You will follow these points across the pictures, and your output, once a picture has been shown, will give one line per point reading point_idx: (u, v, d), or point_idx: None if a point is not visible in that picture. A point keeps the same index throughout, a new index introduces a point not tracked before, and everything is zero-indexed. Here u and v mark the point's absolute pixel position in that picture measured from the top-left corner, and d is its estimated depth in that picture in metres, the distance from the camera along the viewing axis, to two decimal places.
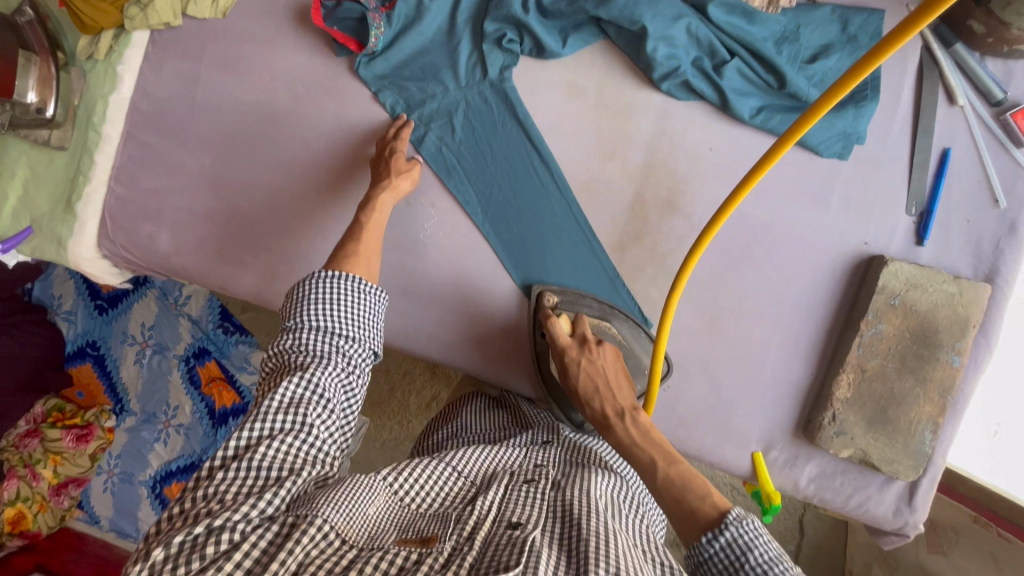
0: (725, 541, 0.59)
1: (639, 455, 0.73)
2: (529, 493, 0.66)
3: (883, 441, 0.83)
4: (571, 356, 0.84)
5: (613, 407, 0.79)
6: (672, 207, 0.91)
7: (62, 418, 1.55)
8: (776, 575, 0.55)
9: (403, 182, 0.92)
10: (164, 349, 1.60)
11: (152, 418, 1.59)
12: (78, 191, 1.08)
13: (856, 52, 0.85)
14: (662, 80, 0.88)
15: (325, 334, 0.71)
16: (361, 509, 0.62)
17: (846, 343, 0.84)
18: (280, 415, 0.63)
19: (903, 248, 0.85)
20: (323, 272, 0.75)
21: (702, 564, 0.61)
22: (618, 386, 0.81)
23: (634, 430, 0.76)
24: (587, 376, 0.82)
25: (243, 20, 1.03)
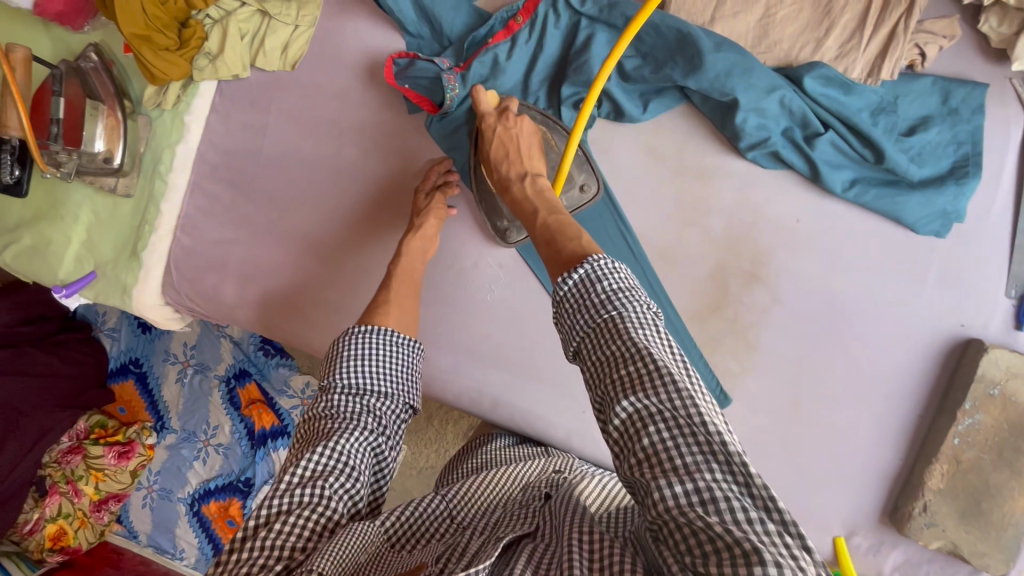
0: (577, 278, 0.57)
1: (526, 206, 0.79)
2: (525, 509, 0.64)
3: (976, 534, 0.80)
4: (489, 122, 0.87)
5: (517, 171, 0.84)
6: (754, 277, 0.88)
7: (104, 434, 1.56)
8: (619, 300, 0.54)
9: (428, 225, 0.93)
10: (205, 368, 1.61)
11: (192, 436, 1.59)
12: (144, 240, 1.09)
13: (957, 125, 0.81)
14: (748, 149, 0.85)
15: (355, 395, 0.74)
16: (353, 555, 0.60)
17: (939, 430, 0.81)
18: (300, 489, 0.63)
19: (1001, 331, 0.81)
20: (358, 329, 0.78)
21: (561, 306, 0.58)
22: (527, 154, 0.85)
23: (530, 188, 0.80)
24: (499, 140, 0.86)
25: (312, 73, 1.02)
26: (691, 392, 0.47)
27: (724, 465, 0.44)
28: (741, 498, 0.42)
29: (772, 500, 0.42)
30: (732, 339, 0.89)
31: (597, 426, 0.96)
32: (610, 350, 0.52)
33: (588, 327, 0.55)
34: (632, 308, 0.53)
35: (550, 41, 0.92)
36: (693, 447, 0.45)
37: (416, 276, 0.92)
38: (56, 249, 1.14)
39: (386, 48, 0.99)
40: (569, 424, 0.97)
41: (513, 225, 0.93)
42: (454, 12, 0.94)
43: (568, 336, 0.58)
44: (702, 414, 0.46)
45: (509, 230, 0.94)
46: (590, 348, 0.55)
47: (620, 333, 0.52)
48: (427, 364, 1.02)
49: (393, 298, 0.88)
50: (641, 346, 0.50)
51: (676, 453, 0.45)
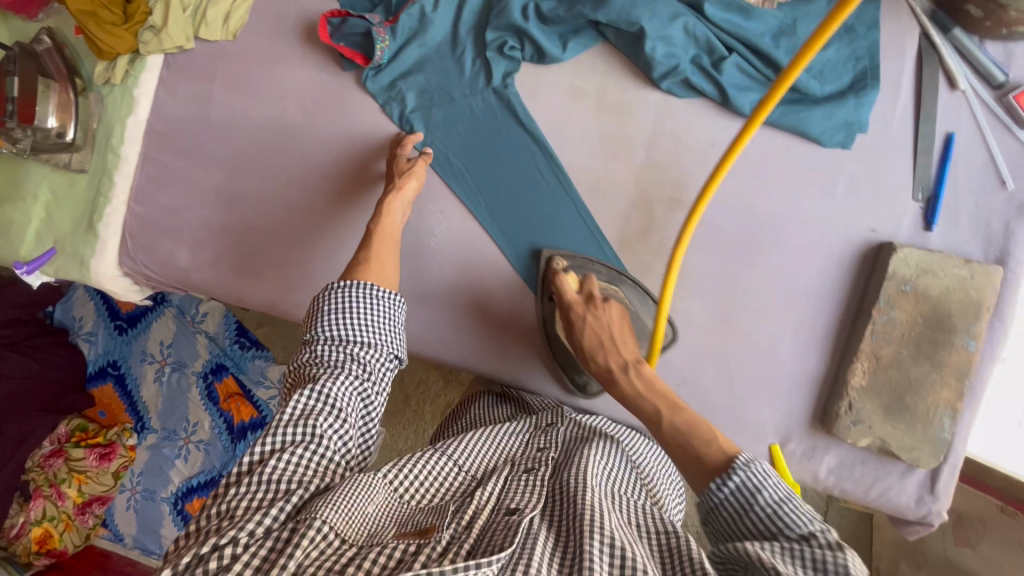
0: (733, 486, 0.57)
1: (645, 407, 0.74)
2: (529, 479, 0.68)
3: (902, 429, 0.83)
4: (578, 312, 0.84)
5: (617, 361, 0.80)
6: (676, 202, 0.92)
7: (86, 437, 1.58)
8: (784, 515, 0.53)
9: (410, 182, 0.92)
10: (182, 366, 1.63)
11: (172, 434, 1.61)
12: (100, 212, 1.12)
13: (853, 43, 0.86)
14: (662, 79, 0.90)
15: (337, 344, 0.72)
16: (360, 507, 0.60)
17: (859, 330, 0.84)
18: (291, 428, 0.63)
19: (912, 233, 0.85)
20: (340, 283, 0.76)
21: (714, 510, 0.59)
22: (622, 342, 0.82)
23: (639, 382, 0.77)
24: (593, 332, 0.83)
25: (254, 40, 1.07)
26: (851, 556, 0.48)
27: None
28: None
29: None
30: (663, 262, 0.92)
31: (541, 358, 1.00)
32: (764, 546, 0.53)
33: (748, 529, 0.55)
34: (802, 522, 0.52)
35: None
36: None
37: (396, 231, 0.89)
38: (17, 228, 1.17)
39: (322, 11, 1.04)
40: (515, 359, 1.00)
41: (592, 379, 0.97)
42: None
43: (711, 525, 0.60)
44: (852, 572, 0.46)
45: (588, 384, 0.98)
46: (738, 518, 0.56)
47: (785, 538, 0.52)
48: None
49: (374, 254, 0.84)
50: (812, 534, 0.51)
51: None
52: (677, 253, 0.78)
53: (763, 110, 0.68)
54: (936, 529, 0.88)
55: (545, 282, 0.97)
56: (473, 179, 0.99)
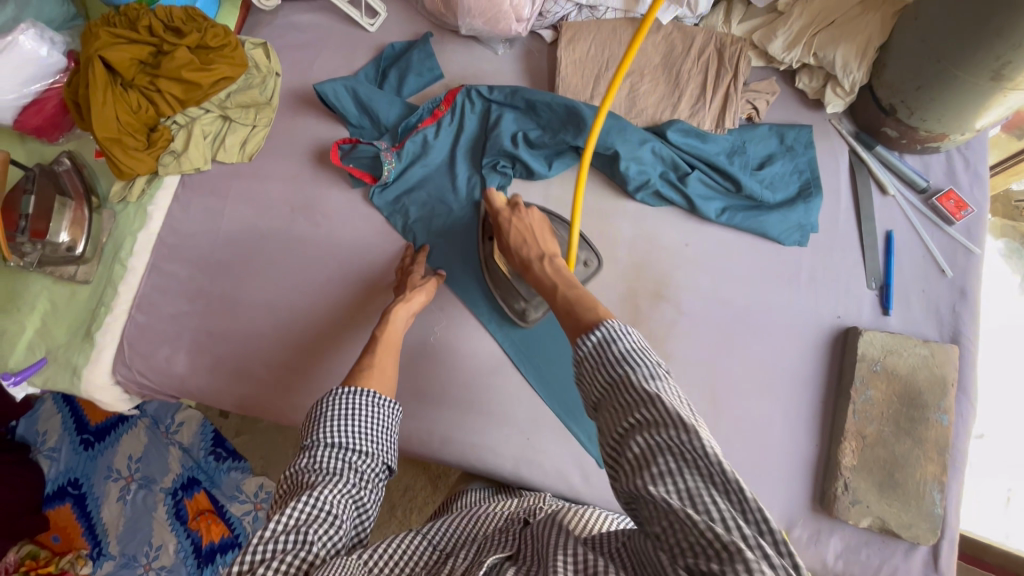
0: (595, 340, 0.58)
1: (546, 282, 0.81)
2: (506, 541, 0.64)
3: (898, 506, 0.85)
4: (504, 216, 0.93)
5: (536, 252, 0.88)
6: (660, 295, 1.00)
7: (35, 566, 1.45)
8: (638, 360, 0.54)
9: (417, 296, 0.98)
10: (150, 483, 1.53)
11: (131, 561, 1.47)
12: (99, 321, 1.14)
13: (796, 159, 1.01)
14: (637, 190, 1.02)
15: (337, 451, 0.71)
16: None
17: (842, 410, 0.90)
18: (284, 536, 0.61)
19: (873, 318, 0.94)
20: (341, 389, 0.76)
21: (581, 369, 0.59)
22: (542, 239, 0.91)
23: (549, 269, 0.84)
24: (517, 229, 0.92)
25: (267, 163, 1.18)
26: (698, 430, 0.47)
27: (725, 493, 0.45)
28: (738, 521, 0.43)
29: (765, 522, 0.43)
30: (652, 353, 0.98)
31: (542, 451, 1.00)
32: (619, 395, 0.53)
33: (606, 383, 0.55)
34: (649, 371, 0.53)
35: (468, 122, 1.11)
36: (698, 479, 0.46)
37: (398, 341, 0.92)
38: (8, 339, 1.16)
39: (332, 138, 1.17)
40: (516, 453, 1.00)
41: (530, 303, 1.01)
42: (389, 106, 1.13)
43: (585, 390, 0.58)
44: (709, 450, 0.46)
45: (526, 309, 1.02)
46: (608, 402, 0.55)
47: (633, 389, 0.52)
48: None
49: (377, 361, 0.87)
50: (653, 392, 0.51)
51: (681, 485, 0.46)
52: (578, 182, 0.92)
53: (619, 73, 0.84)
54: None
55: (485, 225, 1.05)
56: (471, 279, 1.06)
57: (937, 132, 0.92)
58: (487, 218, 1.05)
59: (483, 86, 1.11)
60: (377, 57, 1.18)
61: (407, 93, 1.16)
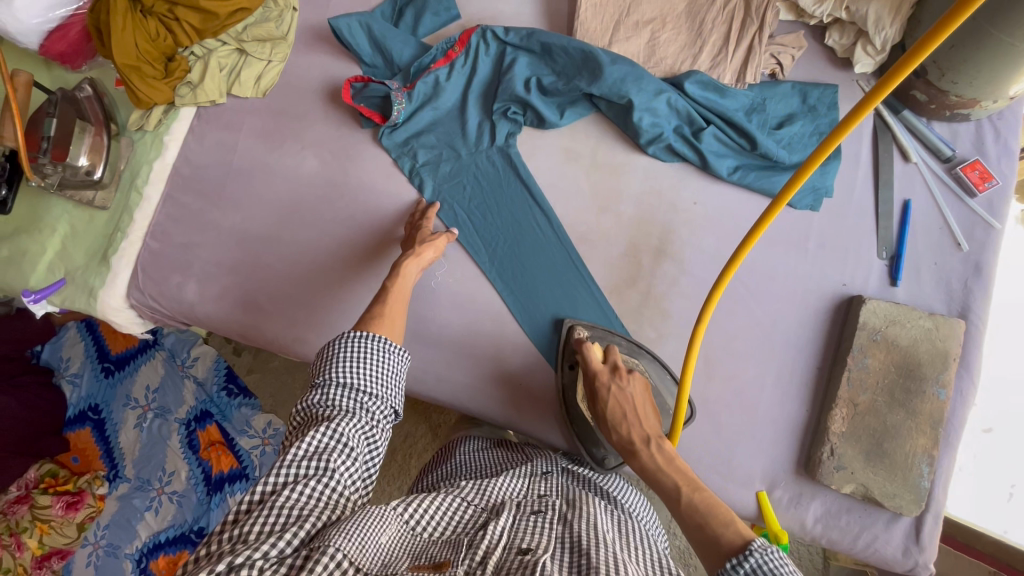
0: (752, 574, 0.55)
1: (663, 480, 0.71)
2: (538, 523, 0.69)
3: (883, 475, 0.85)
4: (602, 381, 0.84)
5: (639, 433, 0.77)
6: (663, 253, 0.99)
7: (55, 483, 1.53)
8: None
9: (427, 250, 0.98)
10: (165, 413, 1.60)
11: (145, 484, 1.55)
12: (115, 245, 1.17)
13: (817, 119, 0.97)
14: (648, 144, 1.00)
15: (348, 390, 0.73)
16: (374, 537, 0.63)
17: (836, 378, 0.89)
18: (305, 462, 0.66)
19: (880, 288, 0.92)
20: (352, 332, 0.78)
21: None
22: (644, 415, 0.80)
23: (660, 457, 0.74)
24: (616, 400, 0.82)
25: (281, 98, 1.18)
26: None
27: None
28: None
29: None
30: (650, 309, 0.98)
31: (534, 398, 1.02)
32: None
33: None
34: None
35: (481, 66, 1.09)
36: None
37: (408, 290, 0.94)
38: (29, 259, 1.21)
39: (345, 76, 1.16)
40: (508, 399, 1.02)
41: (610, 452, 0.94)
42: (403, 45, 1.12)
43: None
44: None
45: (606, 458, 0.94)
46: None
47: None
48: None
49: (387, 309, 0.88)
50: None
51: None
52: (709, 305, 0.79)
53: (805, 169, 0.65)
54: None
55: (564, 351, 0.99)
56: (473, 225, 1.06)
57: (968, 98, 0.87)
58: (568, 345, 0.98)
59: (498, 27, 1.07)
60: None
61: (421, 33, 1.14)
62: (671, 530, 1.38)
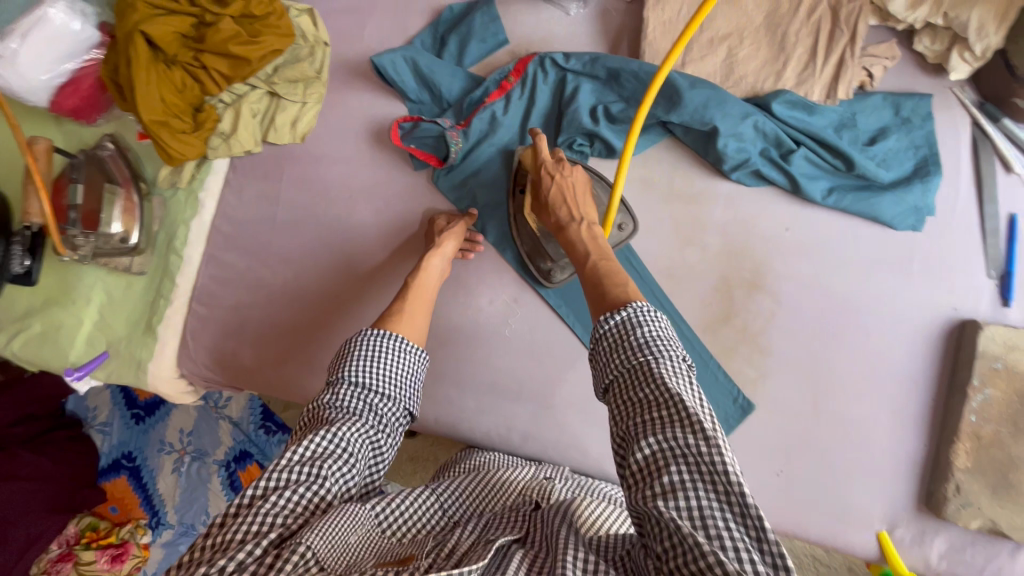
0: (620, 319, 0.61)
1: (579, 250, 0.82)
2: (512, 514, 0.64)
3: (1010, 508, 0.82)
4: (547, 170, 0.89)
5: (573, 215, 0.86)
6: (756, 286, 0.93)
7: (96, 537, 1.51)
8: (655, 347, 0.57)
9: (448, 241, 0.95)
10: (203, 455, 1.54)
11: (190, 530, 1.50)
12: (160, 314, 1.11)
13: (912, 132, 0.91)
14: (732, 170, 0.93)
15: (360, 392, 0.71)
16: (345, 536, 0.57)
17: (955, 411, 0.85)
18: (299, 467, 0.60)
19: (991, 310, 0.87)
20: (371, 330, 0.77)
21: (599, 343, 0.63)
22: (582, 203, 0.87)
23: (585, 235, 0.83)
24: (559, 188, 0.87)
25: (322, 143, 1.10)
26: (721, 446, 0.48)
27: (739, 516, 0.45)
28: (751, 551, 0.44)
29: (774, 547, 0.44)
30: (746, 348, 0.93)
31: None
32: (632, 379, 0.56)
33: (623, 368, 0.58)
34: (667, 360, 0.56)
35: (540, 95, 1.01)
36: (712, 498, 0.47)
37: (431, 287, 0.92)
38: (68, 333, 1.14)
39: (389, 114, 1.08)
40: (601, 450, 0.98)
41: (559, 264, 0.97)
42: (452, 78, 1.04)
43: (598, 358, 0.62)
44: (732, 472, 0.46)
45: (552, 271, 0.98)
46: (622, 386, 0.58)
47: (650, 376, 0.55)
48: (450, 404, 1.02)
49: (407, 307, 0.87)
50: (672, 393, 0.52)
51: (699, 510, 0.46)
52: (638, 116, 0.83)
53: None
54: None
55: (518, 177, 1.00)
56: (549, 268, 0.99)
57: None
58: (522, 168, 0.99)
59: (558, 53, 1.00)
60: (435, 22, 1.08)
61: (468, 63, 1.06)
62: None
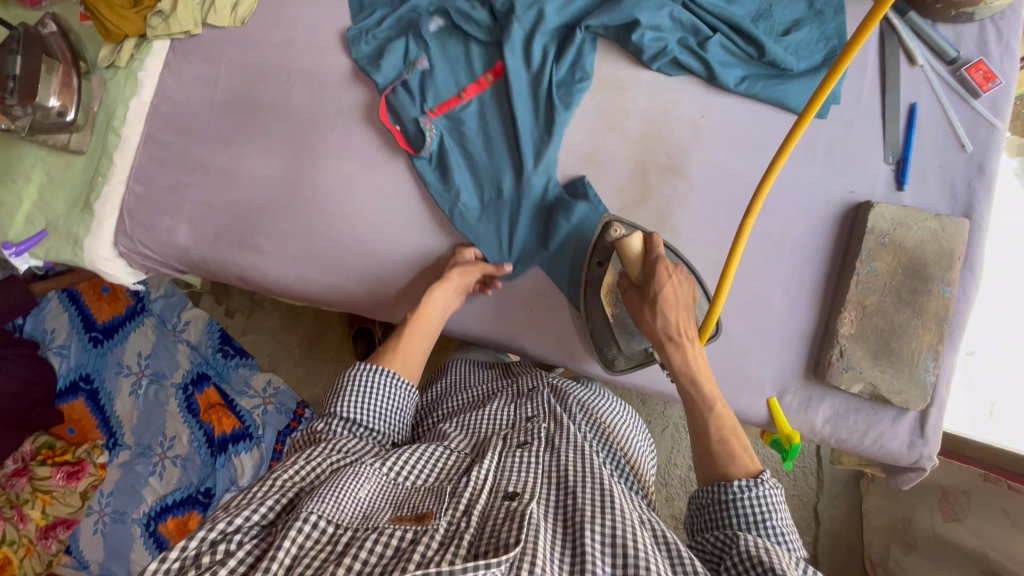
0: (760, 493, 0.67)
1: (695, 381, 0.78)
2: (521, 459, 0.72)
3: (890, 373, 0.87)
4: (663, 267, 0.83)
5: (681, 327, 0.80)
6: (671, 169, 0.97)
7: (52, 455, 1.47)
8: (780, 533, 0.67)
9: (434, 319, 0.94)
10: (161, 378, 1.55)
11: (146, 450, 1.51)
12: (97, 191, 1.12)
13: (824, 24, 0.95)
14: (652, 61, 0.97)
15: (351, 424, 0.77)
16: (350, 494, 0.63)
17: (845, 282, 0.90)
18: None
19: (886, 193, 0.92)
20: (359, 364, 0.81)
21: (727, 501, 0.68)
22: (688, 313, 0.82)
23: (693, 356, 0.79)
24: (673, 293, 0.81)
25: (262, 26, 1.11)
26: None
27: None
28: None
29: None
30: (659, 228, 0.97)
31: (545, 322, 1.01)
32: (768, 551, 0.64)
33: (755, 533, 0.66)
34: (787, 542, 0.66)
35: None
36: None
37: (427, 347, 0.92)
38: (6, 211, 1.14)
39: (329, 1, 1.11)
40: (520, 325, 1.02)
41: (623, 354, 0.97)
42: None
43: (717, 512, 0.69)
44: None
45: (615, 359, 0.98)
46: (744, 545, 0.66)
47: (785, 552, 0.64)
48: (379, 281, 1.06)
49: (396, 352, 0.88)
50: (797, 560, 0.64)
51: None
52: (751, 214, 0.73)
53: (854, 44, 0.65)
54: (928, 475, 0.92)
55: (595, 247, 0.95)
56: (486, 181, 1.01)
57: None
58: (601, 241, 0.95)
59: None
60: None
61: None
62: (672, 461, 1.46)
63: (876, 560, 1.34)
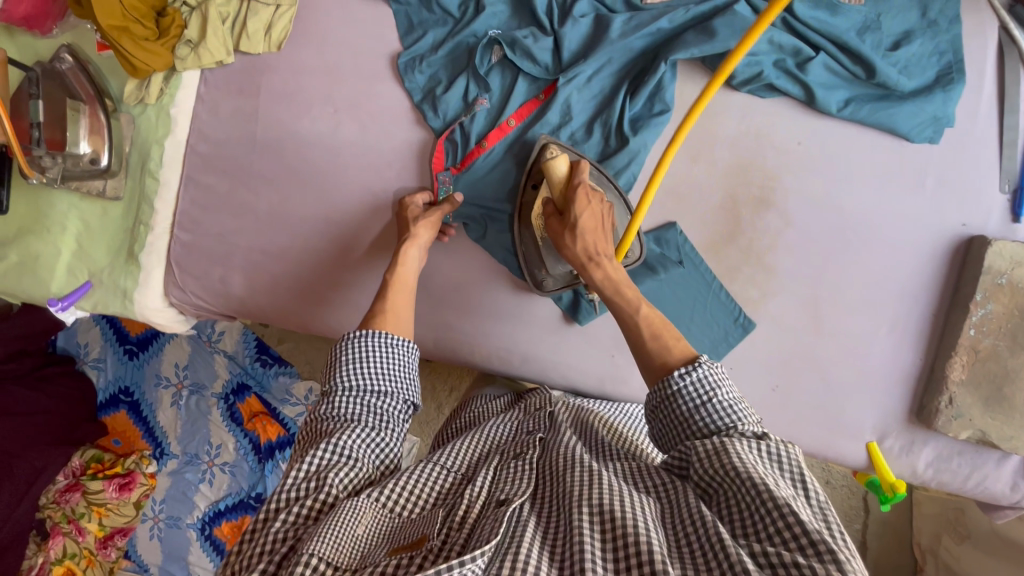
0: (696, 378, 0.58)
1: (618, 294, 0.73)
2: (520, 463, 0.61)
3: (1001, 419, 0.84)
4: (581, 189, 0.78)
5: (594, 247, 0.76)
6: (764, 203, 0.90)
7: (102, 468, 1.40)
8: (737, 413, 0.56)
9: (423, 229, 0.90)
10: (201, 389, 1.45)
11: (194, 459, 1.43)
12: (141, 241, 1.06)
13: (937, 36, 0.85)
14: (743, 85, 0.88)
15: (354, 396, 0.68)
16: (349, 531, 0.54)
17: (955, 325, 0.85)
18: (304, 483, 0.60)
19: (1000, 226, 0.86)
20: (357, 333, 0.72)
21: (670, 401, 0.59)
22: (608, 232, 0.78)
23: (610, 271, 0.75)
24: (591, 215, 0.77)
25: (301, 52, 1.01)
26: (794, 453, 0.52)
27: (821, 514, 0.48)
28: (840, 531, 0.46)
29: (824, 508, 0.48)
30: (752, 268, 0.91)
31: (629, 368, 0.97)
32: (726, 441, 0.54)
33: (710, 423, 0.56)
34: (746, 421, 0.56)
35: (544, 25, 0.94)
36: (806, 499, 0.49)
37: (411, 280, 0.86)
38: (45, 263, 1.08)
39: (374, 21, 1.00)
40: (601, 370, 0.98)
41: (553, 276, 0.92)
42: None
43: (660, 412, 0.61)
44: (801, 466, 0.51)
45: (546, 281, 0.93)
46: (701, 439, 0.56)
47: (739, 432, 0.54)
48: (449, 329, 1.01)
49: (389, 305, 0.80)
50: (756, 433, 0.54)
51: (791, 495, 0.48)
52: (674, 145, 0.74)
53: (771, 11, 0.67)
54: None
55: (530, 172, 0.91)
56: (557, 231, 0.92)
57: None
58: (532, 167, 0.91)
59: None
60: None
61: None
62: None
63: (925, 548, 1.28)
